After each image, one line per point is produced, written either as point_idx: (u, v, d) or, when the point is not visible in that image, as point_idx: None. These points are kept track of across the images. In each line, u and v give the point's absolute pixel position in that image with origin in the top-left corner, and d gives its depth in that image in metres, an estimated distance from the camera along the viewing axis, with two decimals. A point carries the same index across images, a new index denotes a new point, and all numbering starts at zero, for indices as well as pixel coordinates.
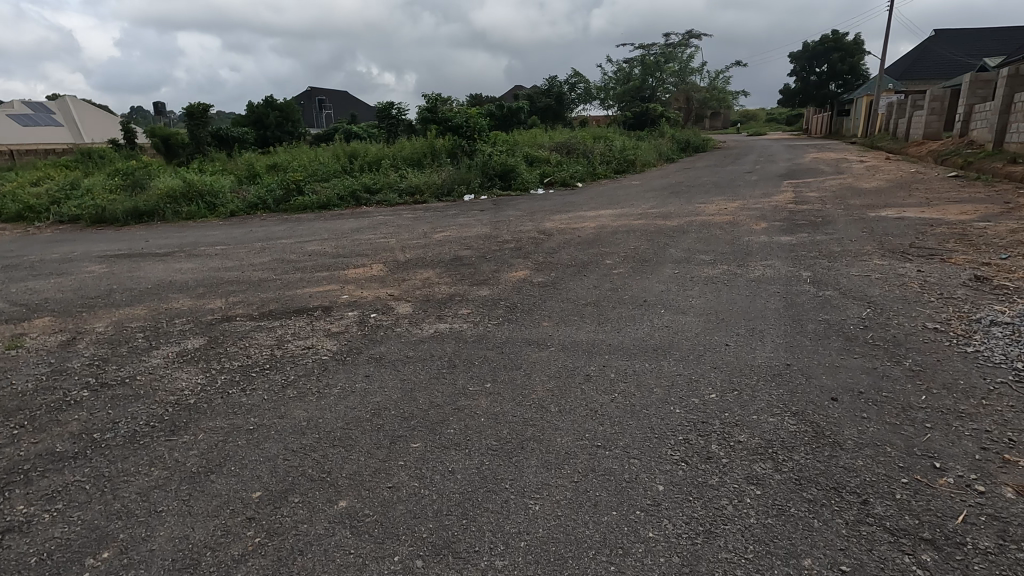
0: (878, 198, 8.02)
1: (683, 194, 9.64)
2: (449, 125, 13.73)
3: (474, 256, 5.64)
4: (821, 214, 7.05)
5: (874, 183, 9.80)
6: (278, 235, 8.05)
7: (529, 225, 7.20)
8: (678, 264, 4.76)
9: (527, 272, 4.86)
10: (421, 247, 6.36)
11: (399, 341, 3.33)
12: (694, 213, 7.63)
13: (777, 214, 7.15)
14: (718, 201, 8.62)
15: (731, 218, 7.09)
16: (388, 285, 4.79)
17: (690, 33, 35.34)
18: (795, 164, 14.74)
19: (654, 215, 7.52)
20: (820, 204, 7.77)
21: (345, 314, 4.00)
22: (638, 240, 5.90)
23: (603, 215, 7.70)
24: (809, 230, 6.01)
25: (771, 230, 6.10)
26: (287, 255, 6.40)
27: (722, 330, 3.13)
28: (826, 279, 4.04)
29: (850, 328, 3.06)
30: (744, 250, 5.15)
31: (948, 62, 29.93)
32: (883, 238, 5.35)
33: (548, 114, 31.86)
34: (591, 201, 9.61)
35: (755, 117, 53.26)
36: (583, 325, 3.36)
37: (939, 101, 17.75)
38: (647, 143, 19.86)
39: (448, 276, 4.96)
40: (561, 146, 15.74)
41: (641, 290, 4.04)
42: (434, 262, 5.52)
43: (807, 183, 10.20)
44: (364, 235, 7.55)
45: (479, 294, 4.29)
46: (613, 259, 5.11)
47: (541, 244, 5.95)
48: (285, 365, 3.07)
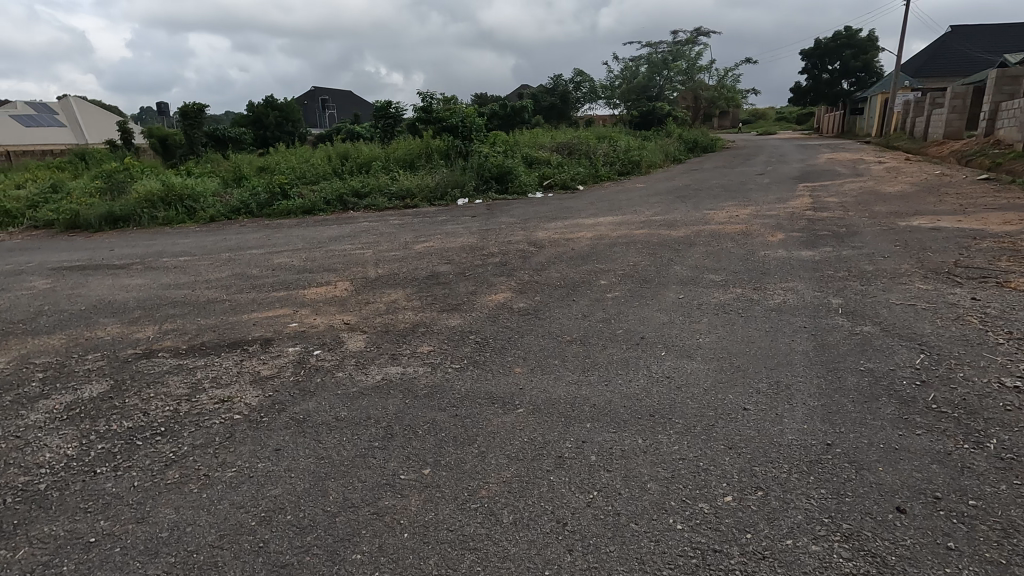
0: (905, 204, 7.31)
1: (690, 199, 8.95)
2: (444, 126, 13.10)
3: (453, 273, 5.01)
4: (844, 222, 6.36)
5: (898, 187, 9.08)
6: (250, 245, 7.46)
7: (520, 235, 6.56)
8: (683, 287, 4.10)
9: (508, 294, 4.22)
10: (397, 261, 5.73)
11: (334, 393, 2.69)
12: (702, 221, 6.95)
13: (795, 222, 6.47)
14: (728, 207, 7.93)
15: (744, 227, 6.41)
16: (348, 309, 4.16)
17: (699, 30, 34.54)
18: (810, 165, 13.97)
19: (658, 224, 6.85)
20: (841, 211, 7.08)
21: (285, 350, 3.36)
22: (638, 254, 5.23)
23: (602, 223, 7.05)
24: (832, 242, 5.33)
25: (789, 243, 5.43)
26: (250, 269, 5.79)
27: (739, 386, 2.47)
28: (860, 310, 3.37)
29: (905, 387, 2.38)
30: (759, 268, 4.48)
31: (966, 59, 28.93)
32: (920, 254, 4.65)
33: (553, 113, 31.16)
34: (591, 206, 8.94)
35: (765, 116, 52.25)
36: (564, 374, 2.71)
37: (960, 99, 16.92)
38: (653, 143, 19.15)
39: (418, 298, 4.33)
40: (563, 147, 15.06)
41: (638, 322, 3.38)
42: (408, 280, 4.90)
43: (825, 187, 9.47)
44: (340, 246, 6.93)
45: (447, 324, 3.65)
46: (608, 278, 4.47)
47: (530, 258, 5.31)
48: (182, 429, 2.43)
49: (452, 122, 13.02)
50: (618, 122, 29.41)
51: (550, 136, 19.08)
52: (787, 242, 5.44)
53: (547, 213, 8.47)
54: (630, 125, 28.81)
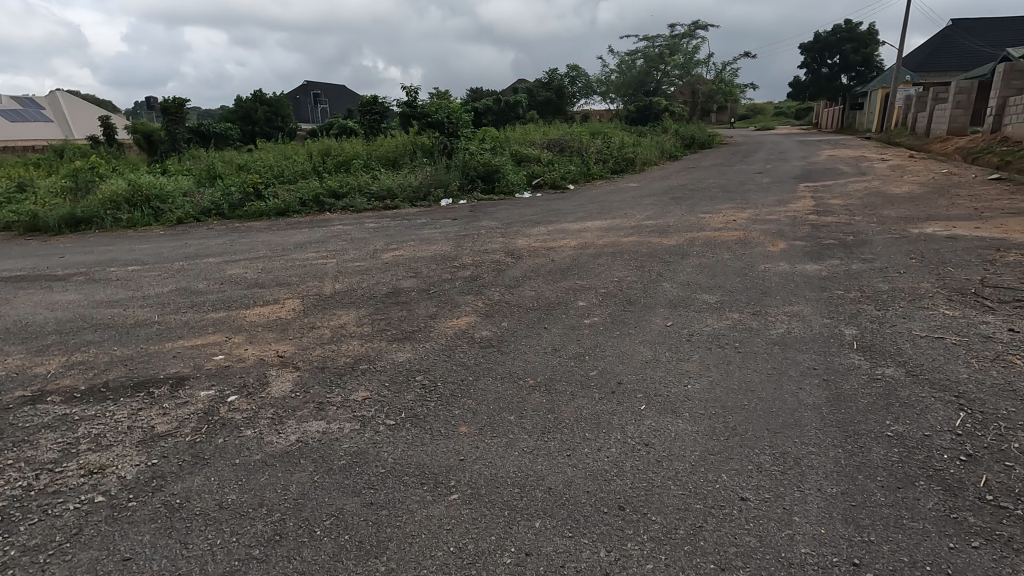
0: (915, 208, 6.79)
1: (685, 201, 8.44)
2: (428, 121, 12.54)
3: (416, 289, 4.49)
4: (851, 229, 5.85)
5: (906, 187, 8.56)
6: (211, 252, 6.92)
7: (498, 243, 6.02)
8: (671, 310, 3.58)
9: (472, 318, 3.70)
10: (360, 274, 5.20)
11: (231, 463, 2.16)
12: (697, 226, 6.43)
13: (798, 229, 5.95)
14: (725, 210, 7.40)
15: (741, 234, 5.89)
16: (289, 336, 3.63)
17: (696, 24, 33.88)
18: (810, 163, 13.42)
19: (649, 229, 6.33)
20: (846, 216, 6.56)
21: (198, 394, 2.84)
22: (624, 268, 4.71)
23: (589, 229, 6.52)
24: (840, 254, 4.81)
25: (792, 254, 4.91)
26: (198, 282, 5.25)
27: (735, 460, 1.95)
28: (878, 345, 2.85)
29: (944, 464, 1.87)
30: (758, 286, 3.97)
31: (968, 52, 28.37)
32: (939, 269, 4.14)
33: (548, 108, 30.53)
34: (579, 208, 8.40)
35: (764, 111, 51.63)
36: (519, 436, 2.19)
37: (965, 94, 16.38)
38: (649, 139, 18.60)
39: (371, 322, 3.80)
40: (554, 144, 14.51)
41: (616, 360, 2.85)
42: (365, 298, 4.37)
43: (828, 187, 8.96)
44: (305, 254, 6.39)
45: (395, 358, 3.12)
46: (589, 298, 3.94)
47: (504, 272, 4.77)
48: (23, 519, 1.90)
49: (437, 117, 12.45)
50: (613, 117, 28.79)
51: (542, 131, 18.49)
52: (789, 253, 4.92)
53: (532, 216, 7.93)
54: (626, 120, 28.21)
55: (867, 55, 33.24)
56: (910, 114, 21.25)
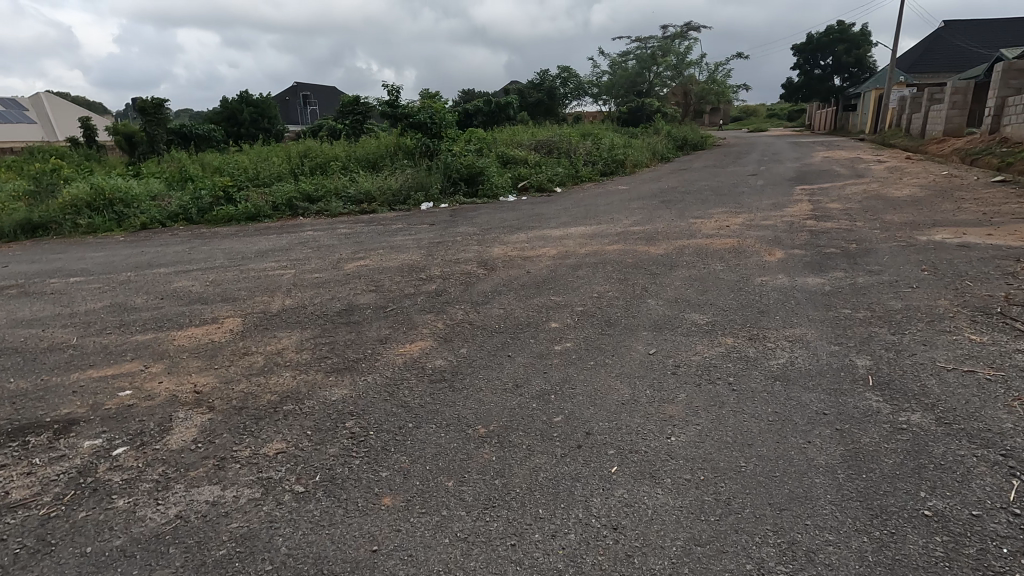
0: (918, 212, 6.39)
1: (675, 205, 8.01)
2: (410, 122, 12.06)
3: (373, 307, 4.01)
4: (852, 235, 5.43)
5: (906, 190, 8.18)
6: (164, 261, 6.41)
7: (473, 251, 5.56)
8: (655, 334, 3.12)
9: (427, 343, 3.23)
10: (316, 287, 4.72)
11: (80, 552, 1.67)
12: (687, 233, 5.98)
13: (796, 235, 5.54)
14: (718, 215, 6.96)
15: (735, 242, 5.45)
16: (215, 364, 3.14)
17: (689, 25, 33.58)
18: (805, 164, 13.05)
19: (636, 236, 5.88)
20: (847, 221, 6.15)
21: (81, 444, 2.34)
22: (606, 281, 4.26)
23: (571, 236, 6.08)
24: (844, 264, 4.38)
25: (790, 264, 4.47)
26: (136, 297, 4.74)
27: (727, 556, 1.49)
28: (896, 382, 2.40)
29: (1006, 565, 1.41)
30: (754, 304, 3.52)
31: (960, 53, 28.17)
32: (955, 283, 3.71)
33: (539, 109, 30.09)
34: (563, 212, 7.95)
35: (756, 113, 51.46)
36: (455, 515, 1.72)
37: (961, 94, 16.09)
38: (640, 141, 18.20)
39: (313, 346, 3.32)
40: (541, 145, 14.07)
41: (586, 401, 2.39)
42: (314, 317, 3.89)
43: (824, 190, 8.56)
44: (263, 264, 5.89)
45: (327, 396, 2.64)
46: (563, 318, 3.48)
47: (473, 285, 4.31)
48: None
49: (419, 117, 11.97)
50: (605, 119, 28.41)
51: (530, 133, 18.05)
52: (788, 263, 4.48)
53: (513, 221, 7.47)
54: (618, 122, 27.84)
55: (859, 56, 33.05)
56: (903, 115, 20.99)
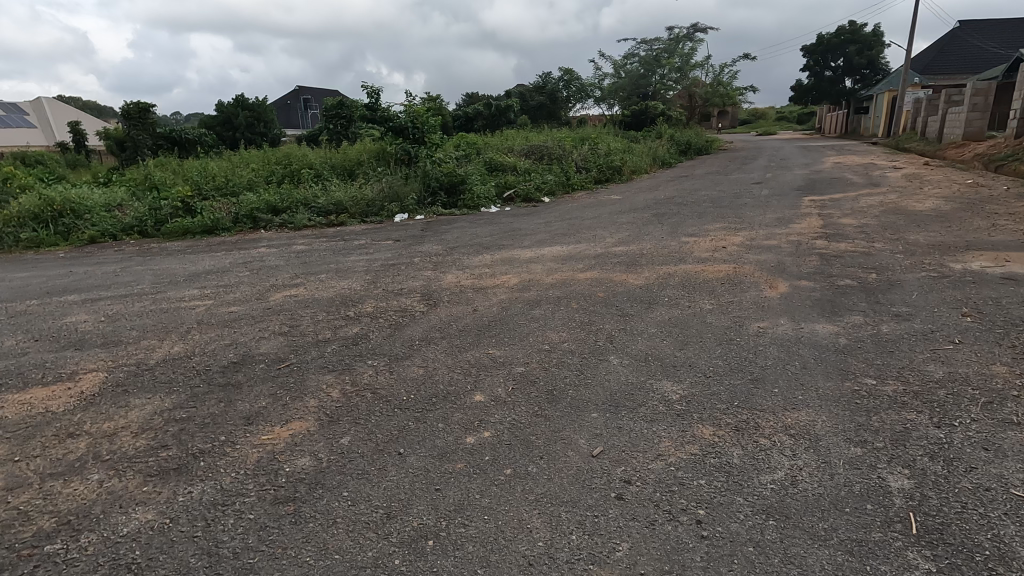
0: (947, 230, 5.52)
1: (669, 219, 7.18)
2: (390, 127, 11.32)
3: (271, 359, 3.22)
4: (871, 261, 4.57)
5: (929, 203, 7.30)
6: (84, 285, 5.67)
7: (423, 279, 4.76)
8: (608, 418, 2.30)
9: (306, 423, 2.43)
10: (222, 327, 3.93)
11: None
12: (676, 256, 5.15)
13: (805, 261, 4.67)
14: (714, 232, 6.12)
15: (731, 269, 4.61)
16: (18, 454, 2.35)
17: (695, 26, 32.68)
18: (814, 171, 12.16)
19: (617, 260, 5.05)
20: (864, 241, 5.29)
21: None
22: (567, 324, 3.43)
23: (541, 259, 5.28)
24: (863, 303, 3.53)
25: (796, 303, 3.63)
26: (10, 337, 3.98)
27: None
28: (953, 532, 1.57)
29: None
30: (747, 368, 2.68)
31: (977, 54, 27.09)
32: (1011, 337, 2.86)
33: (541, 113, 29.42)
34: (543, 227, 7.14)
35: (766, 116, 50.41)
36: None
37: (982, 96, 15.12)
38: (642, 146, 17.37)
39: (160, 425, 2.52)
40: (533, 151, 13.27)
41: (476, 562, 1.56)
42: (190, 373, 3.09)
43: (837, 202, 7.69)
44: (186, 291, 5.12)
45: (120, 525, 1.84)
46: (494, 386, 2.65)
47: (403, 330, 3.51)
48: None
49: (399, 122, 11.21)
50: (608, 123, 27.58)
51: (525, 137, 17.27)
52: (793, 302, 3.64)
53: (486, 238, 6.68)
54: (621, 126, 26.99)
55: (872, 58, 31.99)
56: (919, 118, 20.02)
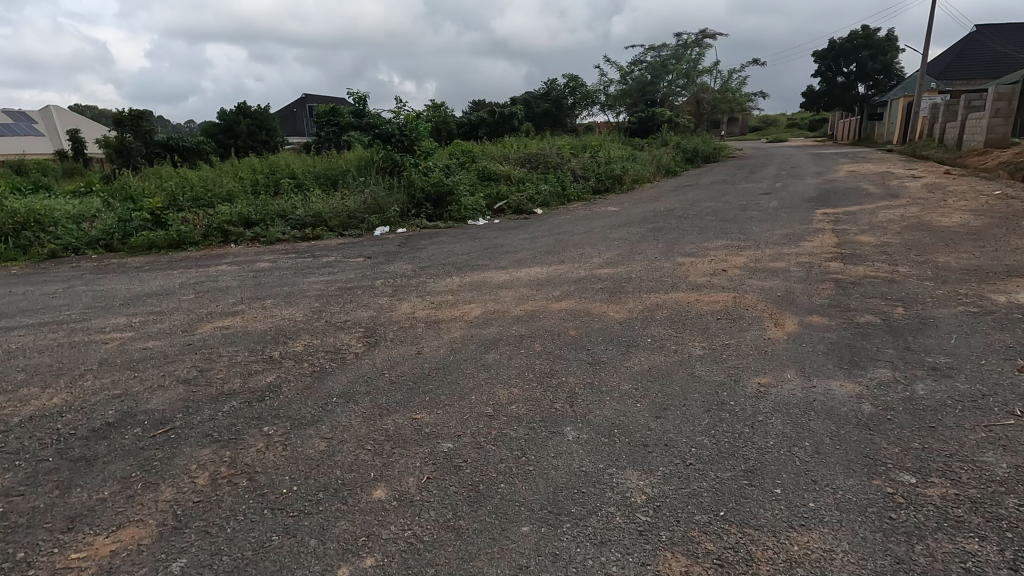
0: (981, 251, 4.83)
1: (667, 234, 6.53)
2: (376, 135, 10.78)
3: (153, 420, 2.61)
4: (897, 291, 3.89)
5: (956, 217, 6.59)
6: (12, 309, 5.11)
7: (375, 309, 4.14)
8: (543, 537, 1.66)
9: (142, 531, 1.81)
10: (124, 370, 3.32)
11: None
12: (669, 281, 4.50)
13: (819, 290, 4.00)
14: (715, 252, 5.46)
15: (730, 299, 3.95)
16: None
17: (705, 32, 31.95)
18: (827, 181, 11.45)
19: (601, 287, 4.39)
20: (886, 264, 4.61)
21: None
22: (523, 376, 2.79)
23: (515, 284, 4.65)
24: (890, 351, 2.86)
25: (806, 349, 2.97)
26: None
27: None
28: None
29: None
30: (742, 453, 2.03)
31: (996, 58, 26.18)
32: None
33: (546, 120, 28.91)
34: (528, 244, 6.52)
35: (777, 123, 49.53)
36: None
37: (1005, 100, 14.34)
38: (647, 154, 16.73)
39: None
40: (530, 159, 12.68)
41: None
42: (48, 439, 2.49)
43: (853, 216, 7.02)
44: (114, 319, 4.53)
45: None
46: (405, 474, 2.02)
47: (325, 380, 2.89)
48: None
49: (386, 129, 10.67)
50: (614, 130, 26.95)
51: (525, 145, 16.71)
52: (803, 348, 2.97)
53: (462, 256, 6.06)
54: (627, 132, 26.35)
55: (886, 63, 31.13)
56: (937, 124, 19.22)
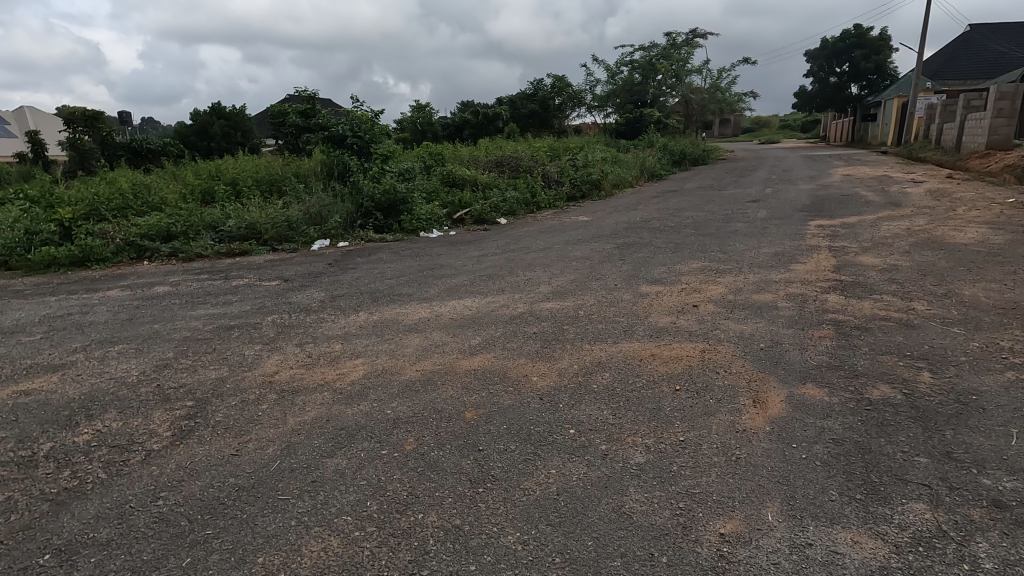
0: (1013, 279, 3.91)
1: (635, 254, 5.58)
2: (327, 137, 9.81)
3: None
4: (917, 342, 2.94)
5: (971, 231, 5.69)
6: None
7: (232, 365, 3.14)
8: None
9: None
10: None
11: None
12: (622, 322, 3.54)
13: (814, 341, 3.03)
14: (687, 278, 4.51)
15: (696, 353, 2.98)
16: None
17: (695, 32, 31.08)
18: (821, 186, 10.56)
19: (534, 333, 3.42)
20: (899, 300, 3.67)
21: None
22: (361, 510, 1.81)
23: (431, 325, 3.67)
24: (922, 463, 1.91)
25: (797, 455, 1.99)
26: None
27: None
28: None
29: None
30: None
31: (993, 57, 25.45)
32: None
33: (532, 122, 28.00)
34: (472, 264, 5.55)
35: (768, 124, 48.80)
36: None
37: (1007, 100, 13.55)
38: (631, 156, 15.82)
39: None
40: (500, 163, 11.72)
41: None
42: None
43: (850, 230, 6.11)
44: None
45: None
46: None
47: (60, 513, 1.88)
48: None
49: (337, 131, 9.69)
50: (601, 131, 26.02)
51: (501, 147, 15.74)
52: (793, 454, 2.00)
53: (390, 280, 5.08)
54: (614, 134, 25.43)
55: (879, 63, 30.38)
56: (933, 125, 18.42)
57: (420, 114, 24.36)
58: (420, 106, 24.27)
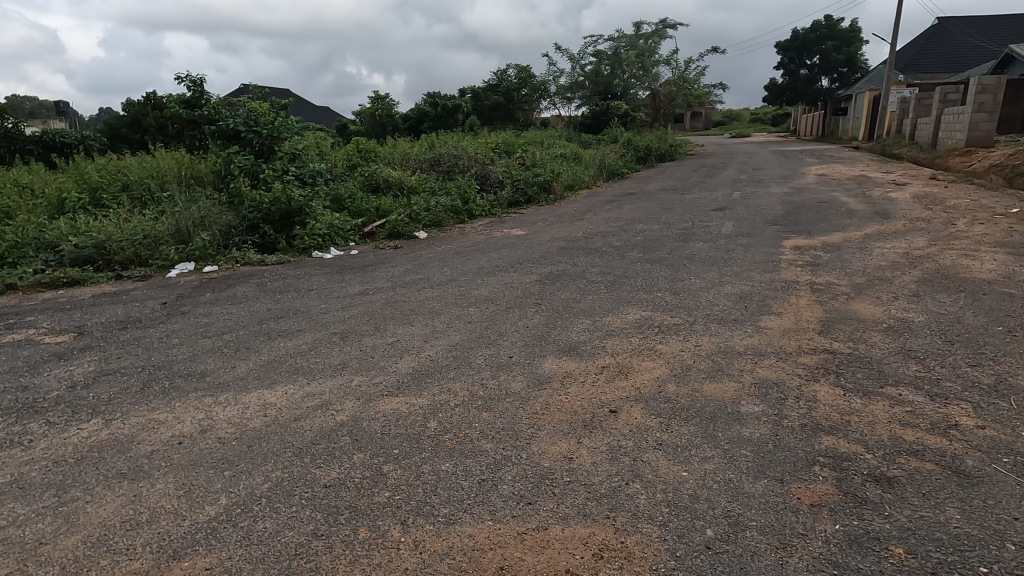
0: None
1: (557, 295, 4.20)
2: (216, 131, 8.14)
3: None
4: (991, 536, 1.59)
5: (986, 259, 4.47)
6: None
7: None
8: None
9: None
10: None
11: None
12: (487, 454, 2.13)
13: (803, 528, 1.65)
14: (614, 346, 3.13)
15: (583, 557, 1.59)
16: None
17: (664, 22, 29.79)
18: (795, 189, 9.36)
19: (327, 487, 1.96)
20: (929, 403, 2.31)
21: None
22: None
23: (170, 459, 2.19)
24: None
25: None
26: None
27: None
28: None
29: None
30: None
31: (964, 48, 24.87)
32: None
33: (496, 113, 26.45)
34: (338, 311, 4.09)
35: (739, 118, 48.15)
36: None
37: (989, 93, 12.48)
38: (591, 153, 14.50)
39: None
40: (434, 162, 10.20)
41: None
42: None
43: (834, 254, 4.85)
44: None
45: None
46: None
47: None
48: None
49: (228, 124, 8.05)
50: (567, 124, 24.64)
51: (448, 142, 14.19)
52: None
53: (206, 343, 3.58)
54: (580, 128, 24.10)
55: (850, 55, 29.59)
56: (907, 120, 17.47)
57: (377, 106, 22.62)
58: (377, 97, 22.53)
